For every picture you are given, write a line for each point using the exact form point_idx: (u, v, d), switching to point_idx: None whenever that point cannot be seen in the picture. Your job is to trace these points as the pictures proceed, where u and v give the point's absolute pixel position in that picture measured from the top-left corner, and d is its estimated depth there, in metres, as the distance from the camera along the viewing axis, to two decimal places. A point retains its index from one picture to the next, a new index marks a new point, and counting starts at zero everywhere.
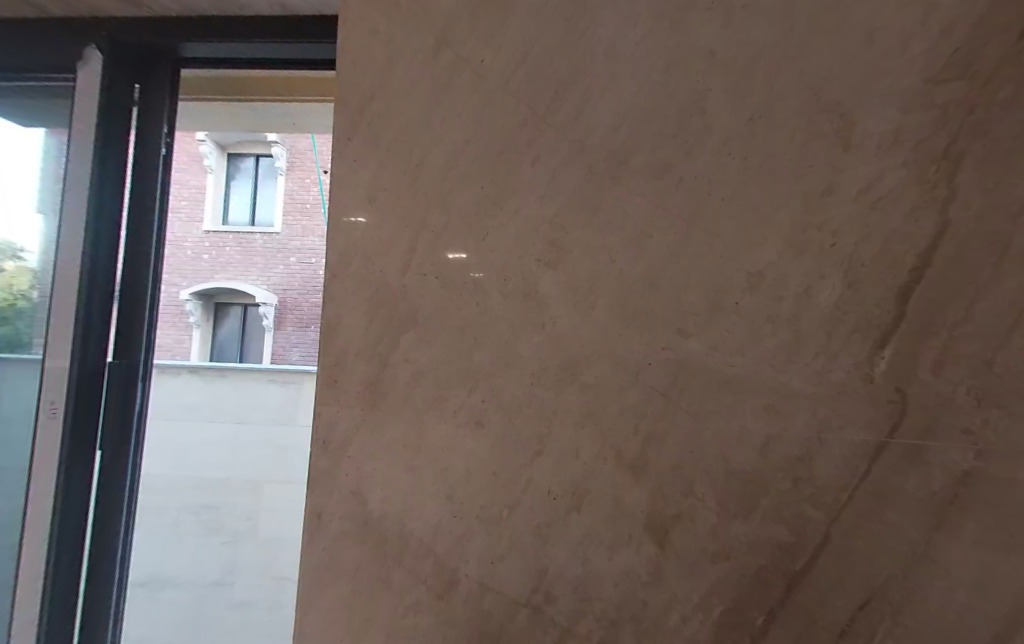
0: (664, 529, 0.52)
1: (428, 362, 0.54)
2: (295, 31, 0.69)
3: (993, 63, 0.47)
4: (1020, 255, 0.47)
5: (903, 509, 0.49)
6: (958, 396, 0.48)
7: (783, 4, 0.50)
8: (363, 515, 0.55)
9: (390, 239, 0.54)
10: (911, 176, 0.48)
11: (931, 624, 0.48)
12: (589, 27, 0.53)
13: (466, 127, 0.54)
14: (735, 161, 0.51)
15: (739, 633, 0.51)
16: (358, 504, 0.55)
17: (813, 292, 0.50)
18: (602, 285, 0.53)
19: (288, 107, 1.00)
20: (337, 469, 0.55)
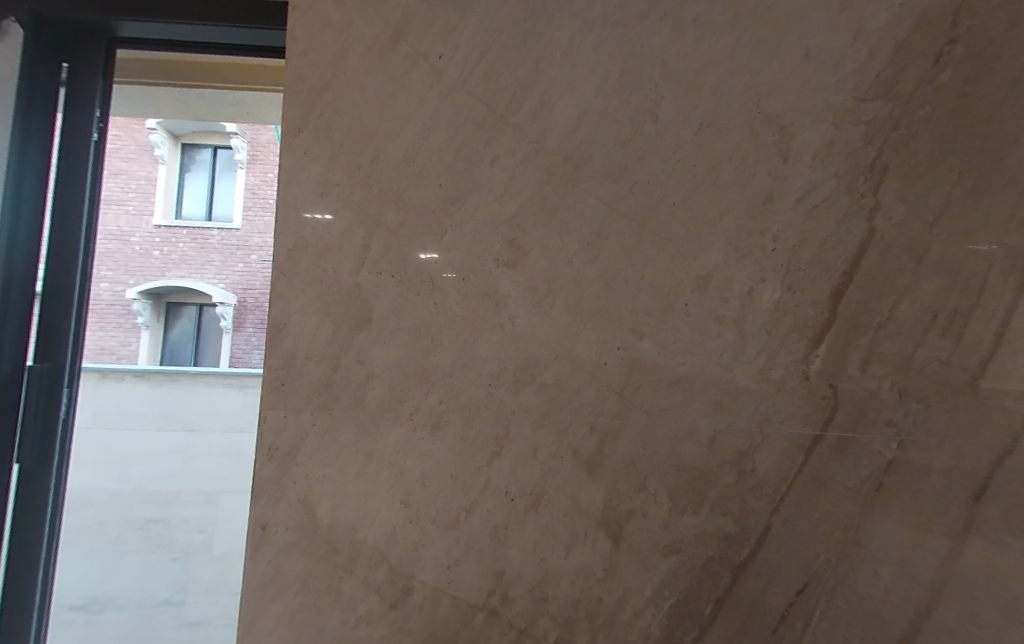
0: (619, 525, 0.53)
1: (383, 363, 0.53)
2: (249, 15, 0.66)
3: (911, 87, 0.51)
4: (934, 262, 0.52)
5: (835, 497, 0.53)
6: (882, 391, 0.52)
7: (728, 19, 0.53)
8: (312, 524, 0.52)
9: (342, 235, 0.52)
10: (843, 186, 0.52)
11: (857, 601, 0.52)
12: (548, 30, 0.53)
13: (424, 122, 0.53)
14: (685, 167, 0.53)
15: (688, 623, 0.53)
16: (306, 514, 0.52)
17: (756, 294, 0.53)
18: (560, 286, 0.53)
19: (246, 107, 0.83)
20: (284, 477, 0.52)
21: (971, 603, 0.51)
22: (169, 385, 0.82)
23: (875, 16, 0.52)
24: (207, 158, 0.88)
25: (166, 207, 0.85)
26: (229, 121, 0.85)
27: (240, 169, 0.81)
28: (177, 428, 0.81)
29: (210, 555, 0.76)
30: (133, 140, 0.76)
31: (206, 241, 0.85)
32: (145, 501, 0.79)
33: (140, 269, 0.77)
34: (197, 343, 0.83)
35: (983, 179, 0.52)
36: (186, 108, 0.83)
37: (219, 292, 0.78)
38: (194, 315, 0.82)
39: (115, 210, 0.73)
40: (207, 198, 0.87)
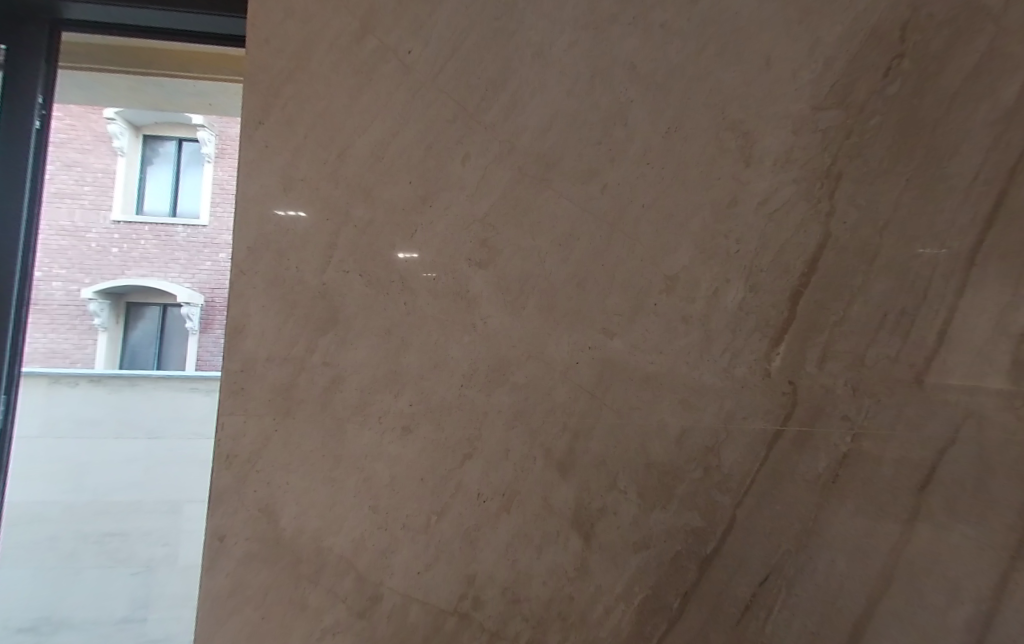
0: (590, 523, 0.54)
1: (350, 364, 0.51)
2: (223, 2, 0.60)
3: (863, 98, 0.54)
4: (884, 264, 0.55)
5: (795, 489, 0.55)
6: (838, 387, 0.55)
7: (694, 26, 0.54)
8: (274, 533, 0.50)
9: (306, 231, 0.50)
10: (801, 191, 0.55)
11: (815, 589, 0.54)
12: (518, 29, 0.53)
13: (393, 118, 0.52)
14: (654, 170, 0.54)
15: (657, 617, 0.54)
16: (267, 524, 0.50)
17: (721, 294, 0.55)
18: (532, 285, 0.53)
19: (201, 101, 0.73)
20: (243, 487, 0.49)
21: (917, 586, 0.54)
22: (129, 391, 0.77)
23: (831, 29, 0.54)
24: (172, 152, 0.78)
25: (124, 202, 0.79)
26: (195, 114, 0.76)
27: (212, 163, 0.70)
28: (137, 435, 0.76)
29: (175, 568, 0.70)
30: (88, 131, 0.69)
31: (171, 239, 0.77)
32: (100, 514, 0.74)
33: (97, 267, 0.72)
34: (160, 345, 0.75)
35: (928, 187, 0.55)
36: (143, 100, 0.74)
37: (183, 290, 0.71)
38: (157, 316, 0.74)
39: (70, 204, 0.65)
40: (171, 193, 0.78)
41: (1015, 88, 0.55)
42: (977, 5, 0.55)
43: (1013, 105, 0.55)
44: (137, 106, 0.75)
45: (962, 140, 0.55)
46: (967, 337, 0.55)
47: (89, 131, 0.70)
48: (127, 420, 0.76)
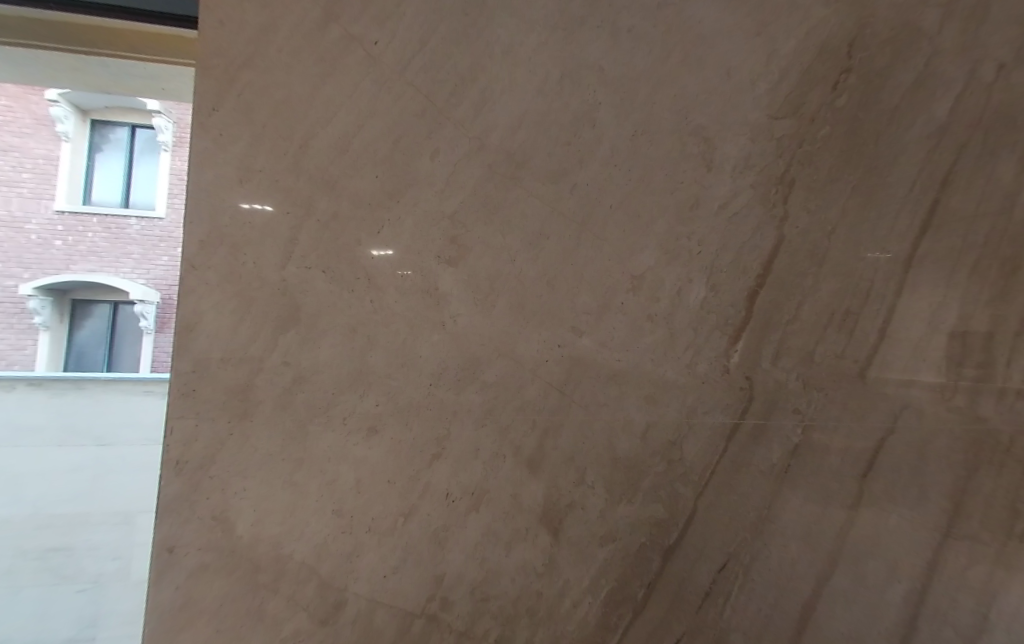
0: (559, 519, 0.55)
1: (314, 364, 0.49)
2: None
3: (813, 110, 0.58)
4: (832, 266, 0.59)
5: (751, 480, 0.58)
6: (790, 382, 0.58)
7: (660, 33, 0.56)
8: (230, 543, 0.47)
9: (265, 226, 0.48)
10: (758, 196, 0.58)
11: (768, 574, 0.58)
12: (488, 25, 0.53)
13: (360, 109, 0.50)
14: (621, 172, 0.55)
15: (623, 608, 0.56)
16: (223, 534, 0.47)
17: (683, 293, 0.57)
18: (501, 284, 0.53)
19: (152, 87, 0.63)
20: (195, 495, 0.47)
21: (858, 565, 0.59)
22: (72, 395, 0.66)
23: (786, 43, 0.57)
24: (125, 140, 0.67)
25: (70, 192, 0.65)
26: (149, 98, 0.64)
27: (169, 152, 0.63)
28: (85, 442, 0.66)
29: (128, 583, 0.63)
30: (26, 113, 0.63)
31: (124, 232, 0.65)
32: (39, 529, 0.64)
33: (39, 263, 0.64)
34: (111, 346, 0.65)
35: (871, 195, 0.59)
36: (87, 80, 0.62)
37: (137, 288, 0.62)
38: (107, 314, 0.65)
39: (6, 192, 0.63)
40: (124, 182, 0.66)
41: (946, 106, 0.60)
42: (915, 27, 0.59)
43: (944, 122, 0.60)
44: (83, 86, 0.63)
45: (900, 152, 0.60)
46: (903, 334, 0.60)
47: (26, 113, 0.63)
48: (65, 425, 0.65)
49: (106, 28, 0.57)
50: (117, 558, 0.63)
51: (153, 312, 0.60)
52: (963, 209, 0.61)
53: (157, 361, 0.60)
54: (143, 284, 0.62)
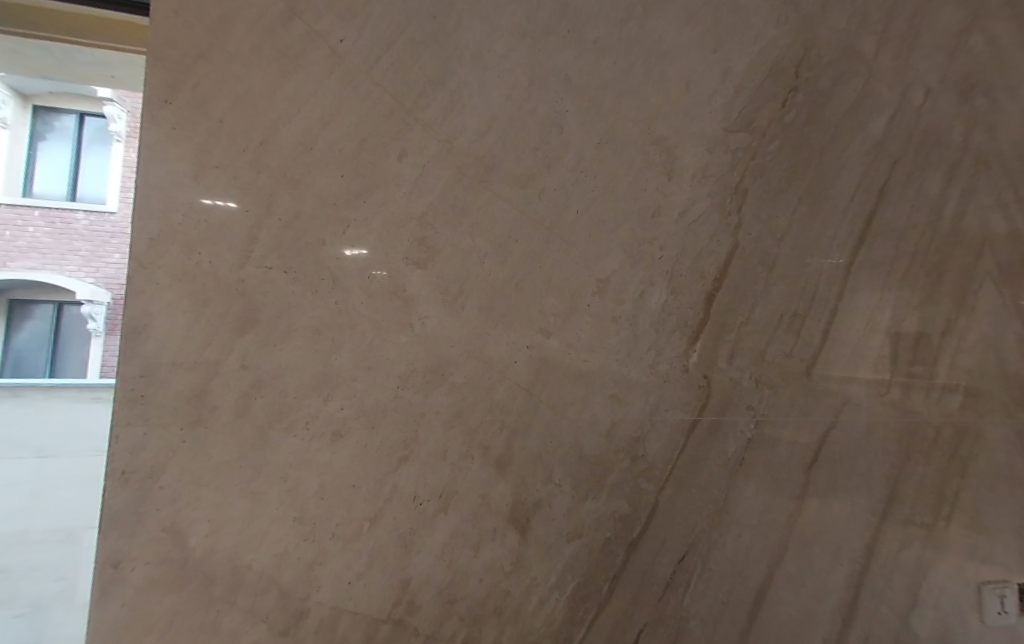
0: (526, 518, 0.55)
1: (277, 367, 0.48)
2: None
3: (764, 125, 0.62)
4: (781, 271, 0.63)
5: (709, 473, 0.61)
6: (744, 380, 0.62)
7: (624, 45, 0.58)
8: (182, 556, 0.45)
9: (222, 225, 0.46)
10: (714, 204, 0.61)
11: (723, 563, 0.61)
12: (457, 30, 0.53)
13: (326, 107, 0.49)
14: (587, 178, 0.57)
15: (588, 602, 0.57)
16: (175, 547, 0.45)
17: (646, 296, 0.59)
18: (470, 286, 0.54)
19: (99, 74, 0.59)
20: (143, 508, 0.44)
21: (804, 551, 0.63)
22: (9, 403, 0.60)
23: (740, 61, 0.61)
24: (72, 128, 0.61)
25: (6, 182, 0.59)
26: (101, 86, 0.59)
27: (122, 143, 0.57)
28: (25, 455, 0.60)
29: (68, 609, 0.56)
30: None
31: (69, 227, 0.60)
32: None
33: None
34: (54, 350, 0.60)
35: (816, 205, 0.64)
36: (23, 63, 0.57)
37: (85, 288, 0.57)
38: (49, 317, 0.60)
39: None
40: (71, 173, 0.61)
41: (880, 125, 0.66)
42: (854, 52, 0.64)
43: (879, 139, 0.66)
44: (18, 70, 0.57)
45: (842, 166, 0.64)
46: (843, 335, 0.65)
47: None
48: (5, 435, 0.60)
49: (56, 10, 0.54)
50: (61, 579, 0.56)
51: (100, 316, 0.55)
52: (894, 221, 0.66)
53: (105, 366, 0.55)
54: (91, 284, 0.57)
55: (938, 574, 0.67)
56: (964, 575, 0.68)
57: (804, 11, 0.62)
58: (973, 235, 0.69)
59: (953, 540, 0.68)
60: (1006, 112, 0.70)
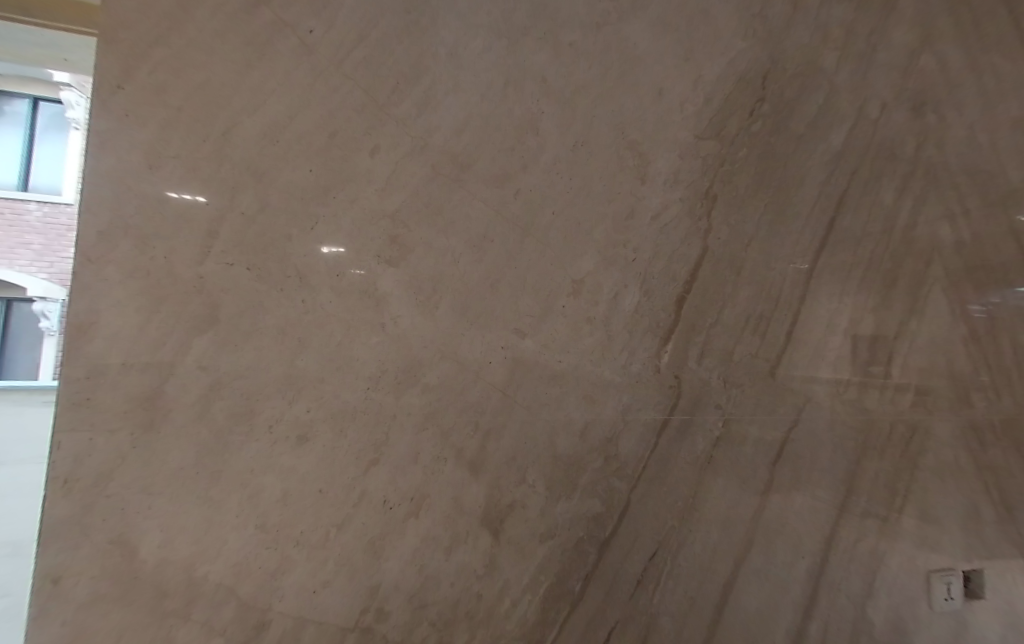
0: (500, 519, 0.55)
1: (239, 368, 0.45)
2: None
3: (733, 133, 0.64)
4: (748, 275, 0.65)
5: (679, 471, 0.62)
6: (712, 380, 0.64)
7: (599, 50, 0.58)
8: (131, 568, 0.42)
9: (179, 217, 0.43)
10: (685, 209, 0.62)
11: (692, 559, 0.62)
12: (432, 26, 0.52)
13: (295, 98, 0.47)
14: (563, 180, 0.57)
15: (560, 602, 0.57)
16: (122, 560, 0.42)
17: (620, 298, 0.60)
18: (445, 286, 0.53)
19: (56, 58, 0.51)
20: (88, 518, 0.41)
21: (768, 544, 0.65)
22: None
23: (710, 71, 0.62)
24: (23, 114, 0.53)
25: None
26: (56, 69, 0.52)
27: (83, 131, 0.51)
28: None
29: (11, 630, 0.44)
30: None
31: (18, 218, 0.52)
32: None
33: None
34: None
35: (780, 211, 0.66)
36: None
37: (37, 285, 0.51)
38: None
39: None
40: (23, 165, 0.54)
41: (839, 137, 0.69)
42: (815, 67, 0.67)
43: (838, 151, 0.69)
44: None
45: (804, 176, 0.67)
46: (803, 337, 0.68)
47: None
48: None
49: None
50: (4, 596, 0.45)
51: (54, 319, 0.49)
52: (851, 228, 0.70)
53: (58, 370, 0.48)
54: (42, 287, 0.51)
55: (889, 564, 0.71)
56: (912, 565, 0.73)
57: (770, 25, 0.65)
58: (922, 244, 0.74)
59: (903, 530, 0.72)
60: (951, 129, 0.75)
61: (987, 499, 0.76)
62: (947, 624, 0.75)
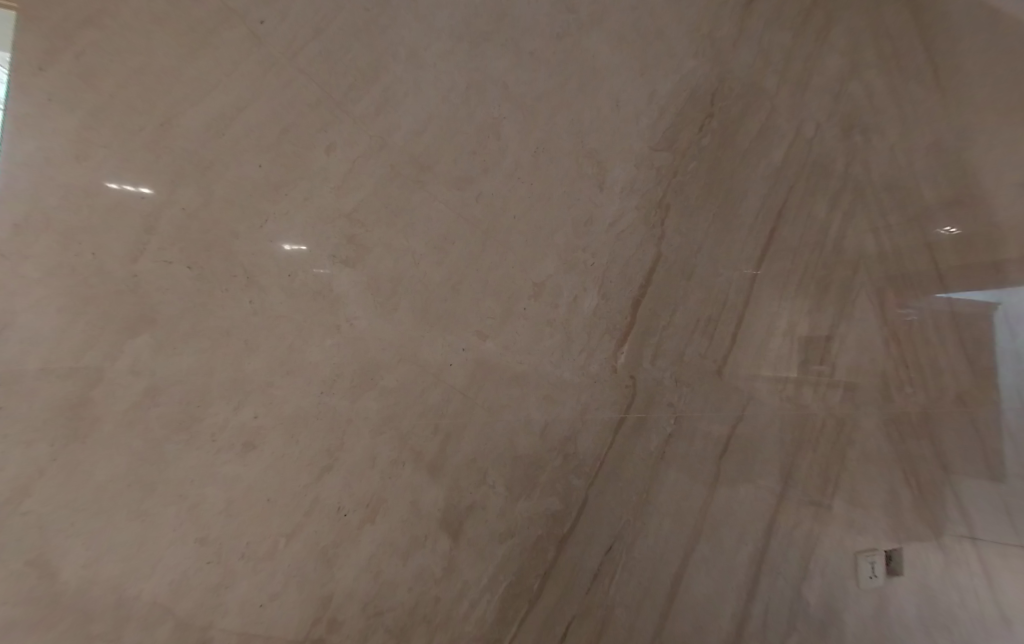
0: (459, 521, 0.55)
1: (178, 373, 0.42)
2: None
3: (684, 145, 0.67)
4: (698, 279, 0.69)
5: (633, 467, 0.64)
6: (664, 380, 0.67)
7: (559, 60, 0.59)
8: (50, 595, 0.36)
9: (111, 209, 0.39)
10: (641, 216, 0.64)
11: (645, 550, 0.65)
12: (391, 25, 0.51)
13: (245, 91, 0.44)
14: (524, 184, 0.58)
15: (519, 600, 0.58)
16: (38, 590, 0.36)
17: (579, 301, 0.61)
18: (404, 287, 0.52)
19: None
20: None
21: (714, 533, 0.69)
22: None
23: (663, 86, 0.65)
24: None
25: None
26: None
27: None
28: None
29: None
30: None
31: None
32: None
33: None
34: None
35: (727, 220, 0.70)
36: None
37: None
38: None
39: None
40: None
41: (778, 153, 0.74)
42: (757, 87, 0.72)
43: (778, 165, 0.74)
44: None
45: (748, 187, 0.72)
46: (745, 337, 0.72)
47: None
48: None
49: None
50: None
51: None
52: (788, 237, 0.75)
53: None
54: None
55: (820, 546, 0.77)
56: (841, 547, 0.79)
57: (717, 46, 0.68)
58: (849, 253, 0.81)
59: (832, 515, 0.79)
60: (874, 149, 0.83)
61: (903, 484, 0.85)
62: (871, 599, 0.82)
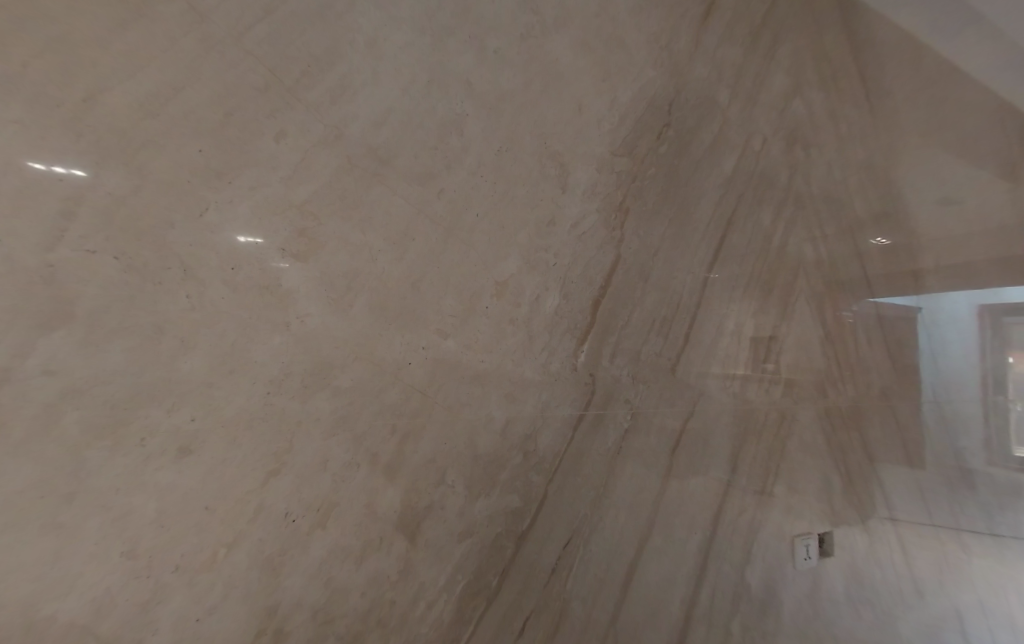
0: (416, 522, 0.54)
1: (102, 372, 0.37)
2: None
3: (643, 149, 0.69)
4: (654, 279, 0.71)
5: (591, 462, 0.66)
6: (621, 378, 0.68)
7: (522, 59, 0.59)
8: None
9: (20, 191, 0.34)
10: (601, 217, 0.66)
11: (600, 542, 0.66)
12: (349, 12, 0.49)
13: (181, 68, 0.40)
14: (487, 182, 0.57)
15: (477, 598, 0.58)
16: None
17: (541, 300, 0.62)
18: (361, 284, 0.50)
19: None
20: None
21: (665, 523, 0.72)
22: None
23: (624, 92, 0.67)
24: None
25: None
26: None
27: None
28: None
29: None
30: None
31: None
32: None
33: None
34: None
35: (681, 223, 0.73)
36: None
37: None
38: None
39: None
40: None
41: (728, 160, 0.78)
42: (709, 97, 0.75)
43: (727, 172, 0.78)
44: None
45: (700, 192, 0.75)
46: (696, 336, 0.76)
47: None
48: None
49: None
50: None
51: None
52: (737, 241, 0.79)
53: None
54: None
55: (760, 531, 0.83)
56: (779, 532, 0.85)
57: (673, 55, 0.71)
58: (790, 258, 0.86)
59: (771, 502, 0.84)
60: (811, 161, 0.89)
61: (834, 472, 0.92)
62: (806, 580, 0.89)
